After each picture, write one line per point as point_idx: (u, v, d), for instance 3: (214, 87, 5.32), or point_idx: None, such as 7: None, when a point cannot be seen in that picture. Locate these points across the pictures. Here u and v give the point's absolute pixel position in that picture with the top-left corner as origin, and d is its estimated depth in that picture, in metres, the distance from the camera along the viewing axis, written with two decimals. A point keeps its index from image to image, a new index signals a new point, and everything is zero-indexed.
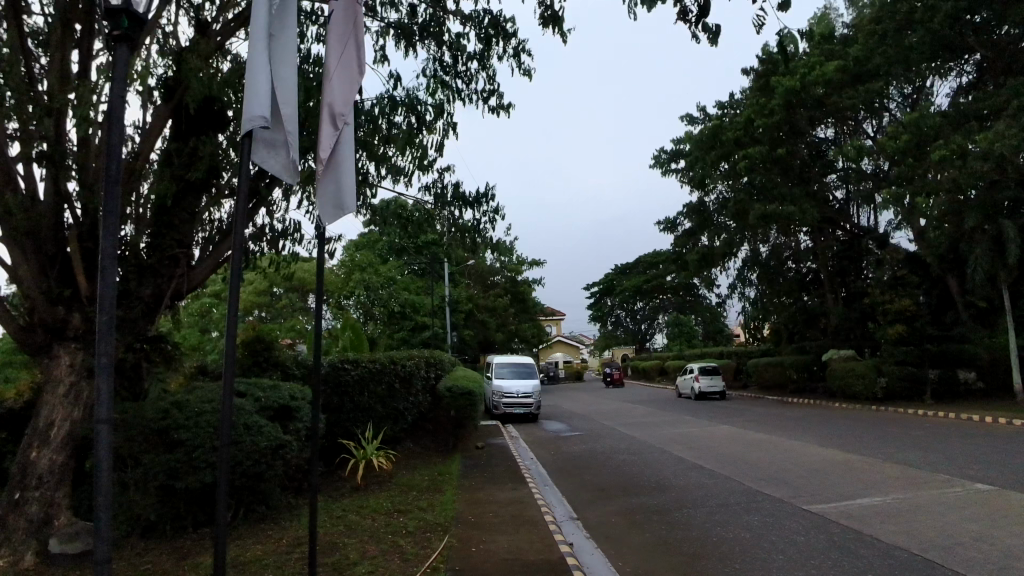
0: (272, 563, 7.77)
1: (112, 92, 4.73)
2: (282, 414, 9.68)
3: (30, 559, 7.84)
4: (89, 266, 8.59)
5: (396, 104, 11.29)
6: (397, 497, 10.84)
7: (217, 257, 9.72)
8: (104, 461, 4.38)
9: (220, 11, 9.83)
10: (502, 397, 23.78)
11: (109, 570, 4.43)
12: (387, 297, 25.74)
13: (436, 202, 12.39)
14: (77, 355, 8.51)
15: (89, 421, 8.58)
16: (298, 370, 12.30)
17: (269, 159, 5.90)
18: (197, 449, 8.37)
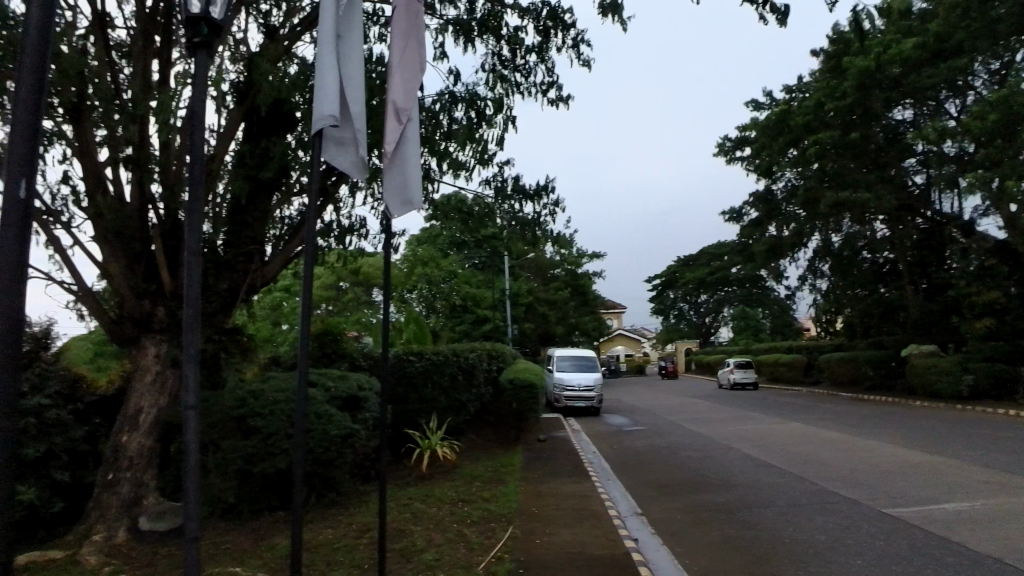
0: (342, 547, 8.07)
1: (193, 97, 4.99)
2: (350, 404, 9.98)
3: (121, 535, 8.43)
4: (172, 263, 9.14)
5: (456, 99, 11.45)
6: (461, 486, 11.04)
7: (289, 252, 10.12)
8: (191, 445, 4.62)
9: (287, 17, 10.21)
10: (563, 390, 23.69)
11: (196, 549, 4.69)
12: (448, 291, 25.88)
13: (497, 195, 12.59)
14: (162, 346, 9.10)
15: (173, 408, 9.13)
16: (364, 361, 12.66)
17: (338, 157, 6.04)
18: (272, 436, 8.78)
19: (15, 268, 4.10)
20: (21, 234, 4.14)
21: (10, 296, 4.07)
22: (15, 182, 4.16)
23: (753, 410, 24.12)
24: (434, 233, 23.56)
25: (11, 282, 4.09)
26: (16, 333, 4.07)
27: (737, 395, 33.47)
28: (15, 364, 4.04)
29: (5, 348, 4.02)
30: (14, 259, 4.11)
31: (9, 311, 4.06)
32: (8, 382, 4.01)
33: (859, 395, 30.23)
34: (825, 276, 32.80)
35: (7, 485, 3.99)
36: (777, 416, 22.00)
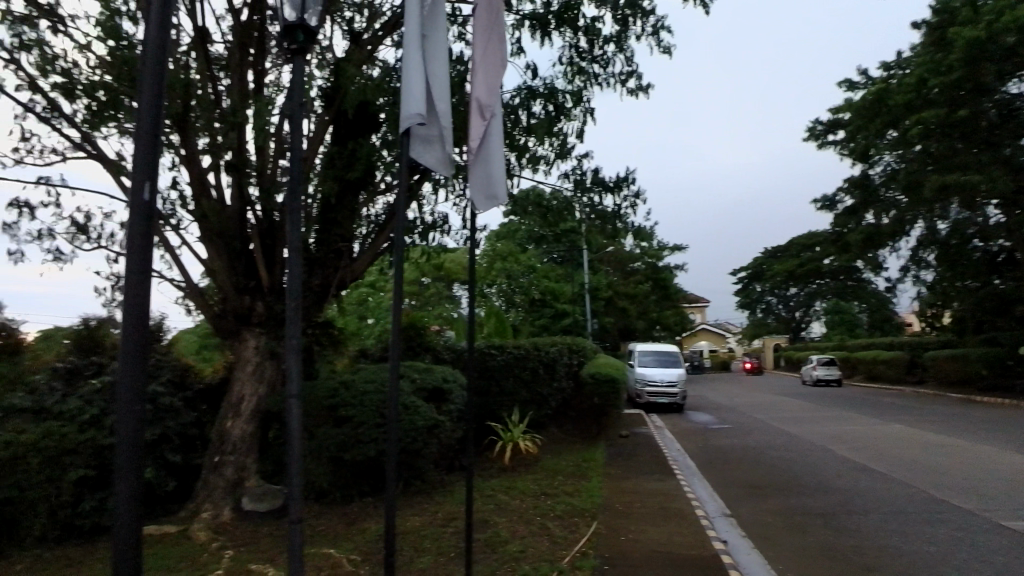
0: (430, 535, 8.32)
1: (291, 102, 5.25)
2: (436, 395, 10.24)
3: (227, 514, 9.06)
4: (270, 261, 9.70)
5: (535, 94, 11.45)
6: (543, 480, 11.10)
7: (377, 249, 10.49)
8: (294, 432, 4.87)
9: (369, 22, 10.53)
10: (645, 385, 23.23)
11: (301, 529, 4.97)
12: (527, 286, 25.91)
13: (576, 188, 12.49)
14: (262, 338, 9.71)
15: (271, 397, 9.72)
16: (447, 354, 12.97)
17: (426, 154, 6.18)
18: (363, 425, 9.15)
19: (141, 265, 4.48)
20: (145, 235, 4.52)
21: (138, 290, 4.45)
22: (140, 186, 4.53)
23: (851, 410, 22.73)
24: (512, 227, 23.67)
25: (136, 278, 4.46)
26: (142, 323, 4.45)
27: (830, 394, 31.71)
28: (143, 353, 4.42)
29: (133, 338, 4.40)
30: (139, 257, 4.48)
31: (137, 304, 4.44)
32: (136, 369, 4.40)
33: (970, 395, 27.85)
34: (930, 267, 30.40)
35: (136, 463, 4.39)
36: (877, 417, 20.62)
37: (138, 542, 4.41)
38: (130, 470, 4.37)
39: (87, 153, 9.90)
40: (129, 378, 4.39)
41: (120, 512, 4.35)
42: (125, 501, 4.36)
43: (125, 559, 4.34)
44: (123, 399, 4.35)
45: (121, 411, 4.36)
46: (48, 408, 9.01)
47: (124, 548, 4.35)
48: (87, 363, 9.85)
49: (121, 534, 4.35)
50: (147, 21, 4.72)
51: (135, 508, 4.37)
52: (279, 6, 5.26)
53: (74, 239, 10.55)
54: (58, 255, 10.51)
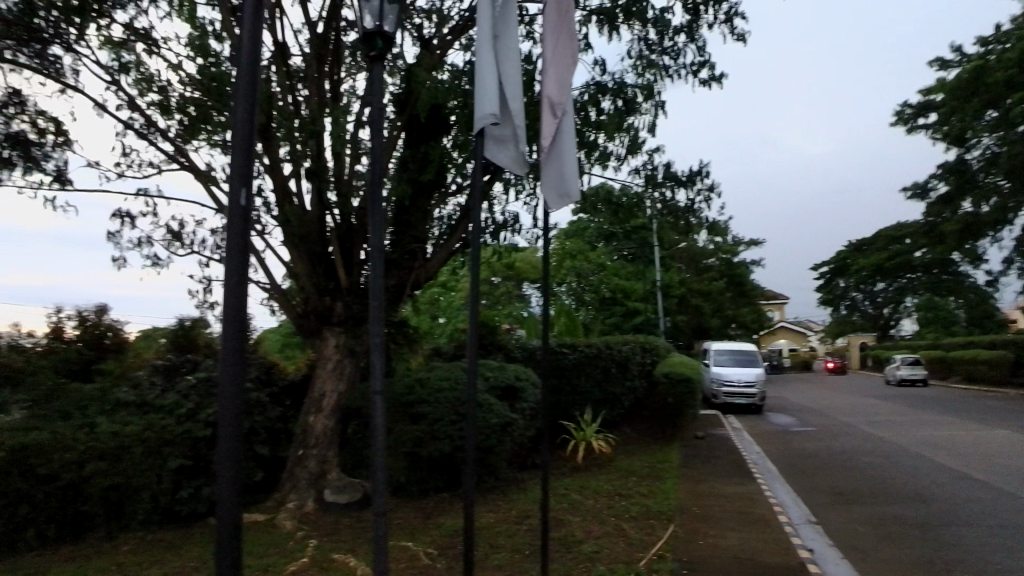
0: (505, 532, 8.39)
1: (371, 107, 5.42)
2: (509, 394, 10.31)
3: (310, 505, 9.45)
4: (348, 262, 10.07)
5: (604, 90, 11.31)
6: (616, 480, 10.97)
7: (450, 249, 10.70)
8: (379, 426, 5.02)
9: (438, 28, 10.73)
10: (722, 386, 22.48)
11: (386, 521, 5.12)
12: (597, 284, 25.65)
13: (647, 183, 12.25)
14: (341, 337, 10.09)
15: (350, 394, 10.07)
16: (519, 353, 13.04)
17: (499, 153, 6.23)
18: (438, 421, 9.36)
19: (239, 266, 4.74)
20: (241, 238, 4.77)
21: (236, 292, 4.70)
22: (239, 192, 4.81)
23: (948, 414, 21.14)
24: (581, 225, 23.52)
25: (234, 280, 4.72)
26: (240, 321, 4.70)
27: (925, 396, 29.75)
28: (241, 350, 4.66)
29: (232, 336, 4.65)
30: (237, 259, 4.74)
31: (234, 304, 4.69)
32: (235, 365, 4.65)
33: None
34: None
35: (236, 453, 4.64)
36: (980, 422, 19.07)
37: (239, 528, 4.66)
38: (231, 460, 4.63)
39: (180, 165, 10.60)
40: (229, 374, 4.64)
41: (223, 499, 4.62)
42: (228, 489, 4.62)
43: (227, 544, 4.60)
44: (224, 393, 4.61)
45: (223, 404, 4.62)
46: (150, 401, 9.74)
47: (226, 534, 4.61)
48: (182, 360, 10.56)
49: (224, 520, 4.61)
50: (241, 36, 5.00)
51: (236, 495, 4.63)
52: (358, 15, 5.45)
53: (169, 245, 11.32)
54: (156, 261, 11.30)
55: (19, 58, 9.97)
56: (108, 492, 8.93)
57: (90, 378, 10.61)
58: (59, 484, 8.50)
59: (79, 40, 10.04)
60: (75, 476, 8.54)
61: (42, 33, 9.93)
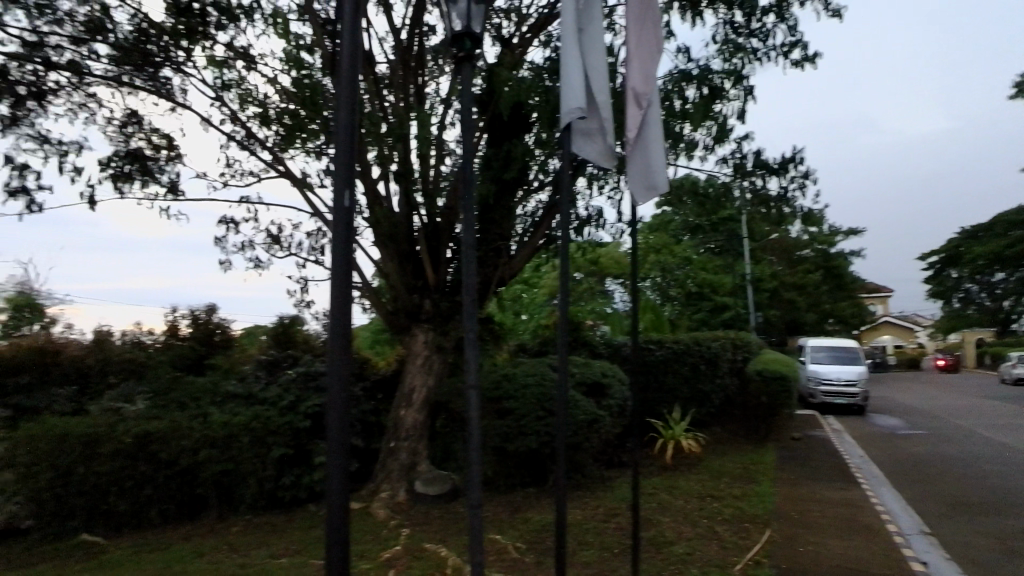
0: (593, 529, 8.34)
1: None
2: (595, 390, 10.26)
3: (402, 495, 9.78)
4: (435, 260, 10.33)
5: (688, 78, 10.96)
6: (707, 481, 10.64)
7: (534, 245, 10.81)
8: (474, 420, 5.12)
9: (518, 26, 10.78)
10: (819, 385, 21.29)
11: (481, 512, 5.22)
12: (683, 278, 24.85)
13: (736, 173, 11.74)
14: (429, 333, 10.36)
15: (438, 388, 10.34)
16: (604, 349, 12.91)
17: (587, 147, 6.26)
18: (525, 417, 9.44)
19: (343, 266, 4.97)
20: (344, 238, 5.01)
21: (341, 291, 4.92)
22: (342, 193, 5.04)
23: None
24: (665, 218, 22.91)
25: (338, 279, 4.96)
26: (345, 319, 4.93)
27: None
28: (346, 346, 4.89)
29: (338, 333, 4.88)
30: (341, 259, 4.97)
31: (340, 302, 4.92)
32: (341, 361, 4.88)
33: None
34: None
35: (342, 444, 4.88)
36: None
37: (348, 515, 4.90)
38: (339, 451, 4.87)
39: (278, 172, 11.25)
40: (336, 369, 4.89)
41: (332, 487, 4.86)
42: (337, 478, 4.86)
43: (337, 530, 4.84)
44: (332, 388, 4.84)
45: (331, 397, 4.87)
46: (255, 394, 10.36)
47: (335, 520, 4.85)
48: (284, 355, 11.22)
49: (333, 507, 4.85)
50: (340, 45, 5.24)
51: (345, 483, 4.87)
52: (447, 17, 5.55)
53: (270, 248, 12.05)
54: (258, 263, 12.07)
55: (135, 81, 10.92)
56: (220, 477, 9.63)
57: (203, 372, 11.48)
58: (177, 468, 9.36)
59: (186, 61, 10.88)
60: (191, 461, 9.37)
61: (154, 57, 10.83)
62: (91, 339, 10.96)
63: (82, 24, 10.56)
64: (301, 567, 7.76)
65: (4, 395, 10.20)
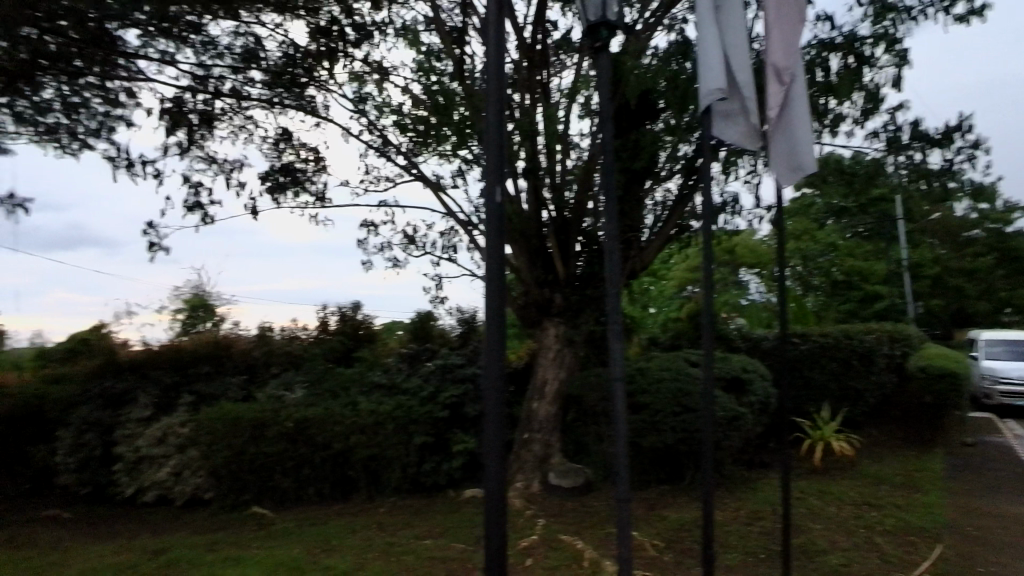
0: (736, 532, 7.97)
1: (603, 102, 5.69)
2: (735, 386, 9.85)
3: (536, 486, 9.96)
4: (564, 254, 10.37)
5: (831, 47, 10.05)
6: (864, 487, 9.81)
7: (667, 234, 10.63)
8: (620, 413, 5.12)
9: (641, 11, 10.50)
10: (996, 384, 18.72)
11: (628, 506, 5.20)
12: (827, 266, 22.96)
13: (889, 148, 10.64)
14: (560, 327, 10.45)
15: (569, 382, 10.44)
16: (742, 343, 12.29)
17: (729, 129, 6.19)
18: (661, 413, 9.24)
19: (496, 262, 5.15)
20: (497, 233, 5.20)
21: (496, 284, 5.10)
22: (493, 190, 5.21)
23: None
24: (805, 201, 21.24)
25: (492, 271, 5.15)
26: (500, 310, 5.11)
27: None
28: (501, 340, 5.08)
29: (494, 325, 5.08)
30: (494, 254, 5.16)
31: (494, 296, 5.11)
32: (498, 353, 5.07)
33: None
34: None
35: (497, 432, 5.07)
36: None
37: (504, 503, 5.10)
38: (497, 440, 5.06)
39: (412, 176, 11.88)
40: (492, 361, 5.09)
41: (489, 475, 5.06)
42: (495, 467, 5.06)
43: (494, 516, 5.07)
44: (489, 377, 5.04)
45: (487, 387, 5.07)
46: (398, 384, 11.04)
47: (492, 506, 5.07)
48: (423, 348, 11.85)
49: (490, 495, 5.06)
50: (486, 47, 5.43)
51: (501, 472, 5.07)
52: (582, 8, 5.54)
53: (407, 248, 12.77)
54: (397, 262, 12.85)
55: (285, 102, 12.02)
56: (369, 461, 10.37)
57: (351, 363, 12.43)
58: (331, 451, 10.22)
59: (327, 79, 11.79)
60: (343, 445, 10.18)
61: (300, 78, 11.84)
62: (257, 334, 12.27)
63: (240, 55, 11.81)
64: (444, 548, 8.16)
65: (189, 382, 11.66)
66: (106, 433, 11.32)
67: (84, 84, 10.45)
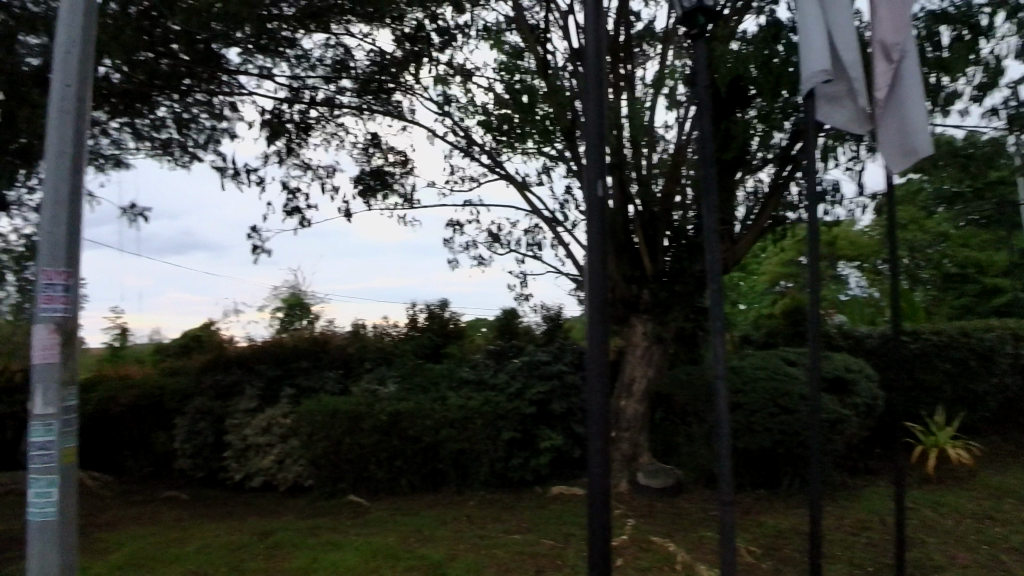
0: (841, 542, 7.53)
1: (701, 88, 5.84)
2: (837, 387, 9.31)
3: (624, 486, 9.84)
4: (652, 248, 10.13)
5: (942, 19, 9.26)
6: (986, 499, 9.00)
7: (761, 226, 10.17)
8: (726, 412, 5.08)
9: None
10: None
11: (733, 509, 5.13)
12: (939, 257, 21.15)
13: (1011, 125, 9.68)
14: (648, 324, 10.24)
15: (659, 380, 10.21)
16: (844, 341, 11.57)
17: (834, 113, 5.96)
18: (756, 413, 8.87)
19: (599, 255, 5.19)
20: (600, 226, 5.27)
21: (598, 283, 5.13)
22: (595, 182, 5.26)
23: None
24: (914, 186, 19.62)
25: (598, 264, 5.17)
26: (605, 306, 5.17)
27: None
28: (606, 337, 5.14)
29: (600, 320, 5.15)
30: (598, 247, 5.21)
31: (600, 292, 5.17)
32: (602, 351, 5.12)
33: None
34: None
35: (601, 426, 5.14)
36: None
37: (609, 497, 5.16)
38: (601, 435, 5.12)
39: (497, 175, 12.02)
40: (596, 359, 5.15)
41: (594, 472, 5.12)
42: (599, 462, 5.11)
43: (598, 513, 5.12)
44: (593, 376, 5.10)
45: (593, 382, 5.15)
46: (485, 380, 11.22)
47: (597, 503, 5.11)
48: (509, 345, 11.97)
49: (595, 492, 5.11)
50: (585, 43, 5.49)
51: (604, 467, 5.11)
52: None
53: (492, 246, 12.95)
54: (482, 260, 13.05)
55: (374, 108, 12.51)
56: (458, 454, 10.61)
57: (440, 360, 12.76)
58: (422, 445, 10.55)
59: (413, 84, 12.14)
60: (434, 439, 10.49)
61: (387, 84, 12.28)
62: (351, 330, 12.87)
63: (331, 65, 12.38)
64: (534, 544, 8.21)
65: (290, 376, 12.37)
66: (217, 422, 12.21)
67: (193, 101, 11.30)
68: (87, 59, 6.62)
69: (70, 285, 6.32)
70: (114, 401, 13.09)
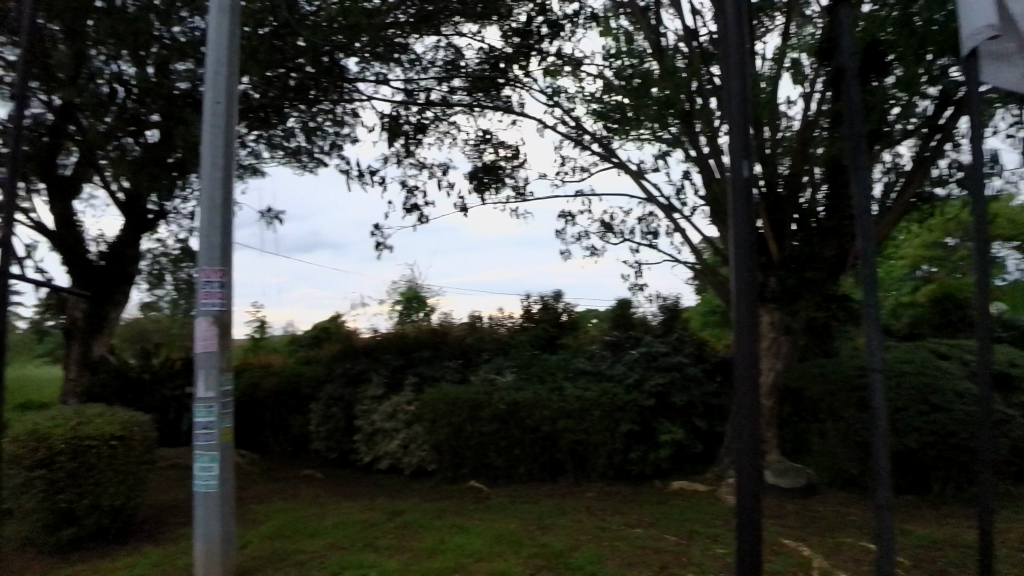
0: (1010, 558, 6.73)
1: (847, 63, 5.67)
2: (1000, 382, 8.31)
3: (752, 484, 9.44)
4: (779, 234, 9.58)
5: None
6: None
7: (904, 202, 9.20)
8: (881, 405, 5.01)
9: None
10: None
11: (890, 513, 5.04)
12: None
13: None
14: (775, 314, 9.66)
15: (787, 373, 9.61)
16: (1006, 332, 10.29)
17: (1004, 72, 5.34)
18: (901, 411, 8.12)
19: (746, 239, 5.27)
20: (744, 206, 5.29)
21: (747, 286, 5.21)
22: (740, 165, 5.30)
23: None
24: None
25: (748, 252, 5.24)
26: (753, 296, 5.21)
27: None
28: (754, 331, 5.22)
29: (747, 310, 5.22)
30: (744, 235, 5.25)
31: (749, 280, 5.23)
32: (751, 347, 5.20)
33: None
34: None
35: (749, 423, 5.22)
36: None
37: (758, 493, 5.23)
38: (749, 431, 5.22)
39: (609, 163, 11.87)
40: (745, 354, 5.25)
41: (743, 468, 5.24)
42: (750, 458, 5.21)
43: (748, 510, 5.23)
44: (743, 370, 5.23)
45: (741, 375, 5.25)
46: (602, 371, 11.17)
47: (747, 502, 5.24)
48: (625, 336, 11.82)
49: (744, 486, 5.23)
50: (726, 29, 5.50)
51: (754, 463, 5.19)
52: None
53: (605, 236, 12.82)
54: (596, 250, 12.95)
55: (484, 105, 12.76)
56: (576, 445, 10.65)
57: (555, 350, 12.86)
58: (540, 434, 10.71)
59: (523, 78, 12.26)
60: (551, 429, 10.60)
61: (498, 80, 12.49)
62: (468, 322, 13.30)
63: (443, 65, 12.78)
64: (656, 539, 8.08)
65: (413, 365, 13.00)
66: (348, 408, 13.10)
67: (318, 110, 12.17)
68: (232, 79, 7.31)
69: (224, 282, 7.04)
70: (258, 387, 14.43)
